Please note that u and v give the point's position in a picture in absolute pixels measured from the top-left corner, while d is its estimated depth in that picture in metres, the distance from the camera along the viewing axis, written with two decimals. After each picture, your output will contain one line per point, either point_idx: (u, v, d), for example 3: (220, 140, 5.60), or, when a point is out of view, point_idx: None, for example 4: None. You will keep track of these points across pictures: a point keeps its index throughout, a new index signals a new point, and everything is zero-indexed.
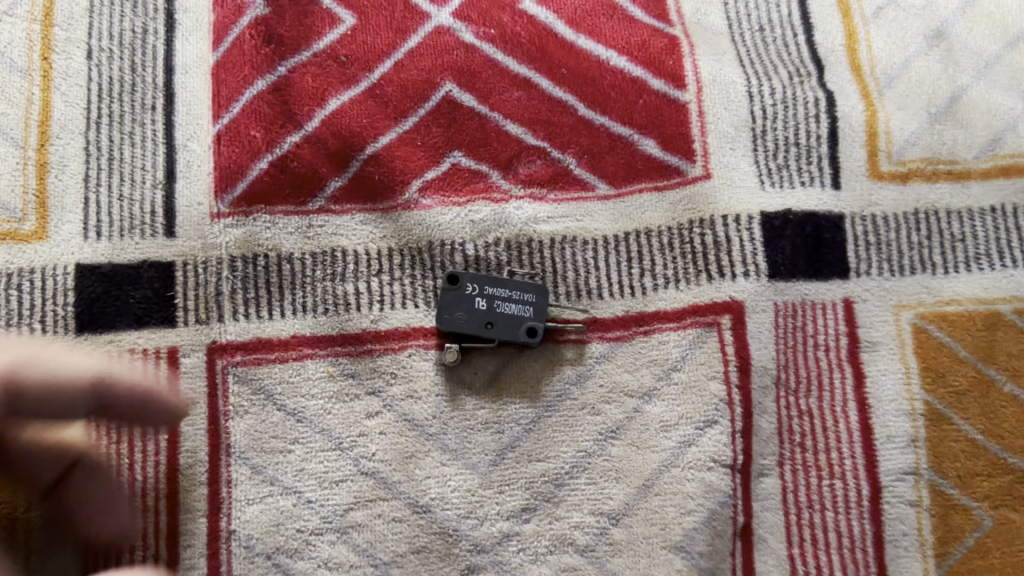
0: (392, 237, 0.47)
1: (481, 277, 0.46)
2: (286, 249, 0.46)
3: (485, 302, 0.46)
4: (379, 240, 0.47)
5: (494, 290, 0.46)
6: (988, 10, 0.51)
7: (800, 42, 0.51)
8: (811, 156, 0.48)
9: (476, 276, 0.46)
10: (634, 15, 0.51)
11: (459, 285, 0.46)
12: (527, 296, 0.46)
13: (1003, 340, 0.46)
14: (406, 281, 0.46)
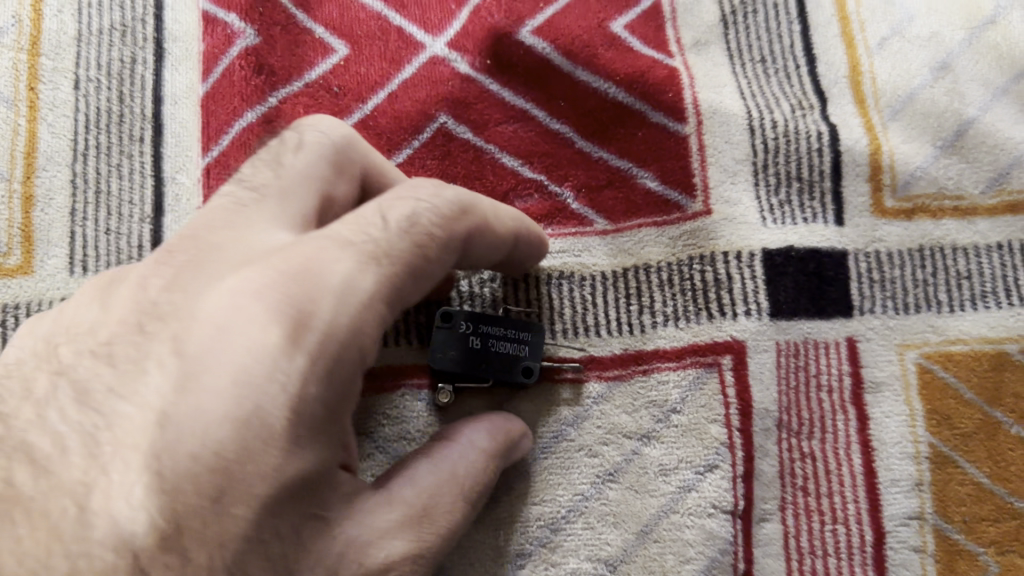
0: None
1: (475, 315, 0.44)
2: None
3: (479, 341, 0.44)
4: None
5: (488, 328, 0.44)
6: (995, 40, 0.50)
7: (803, 74, 0.50)
8: (814, 191, 0.47)
9: (470, 313, 0.44)
10: (633, 46, 0.50)
11: (453, 322, 0.44)
12: (522, 335, 0.44)
13: (1010, 381, 0.45)
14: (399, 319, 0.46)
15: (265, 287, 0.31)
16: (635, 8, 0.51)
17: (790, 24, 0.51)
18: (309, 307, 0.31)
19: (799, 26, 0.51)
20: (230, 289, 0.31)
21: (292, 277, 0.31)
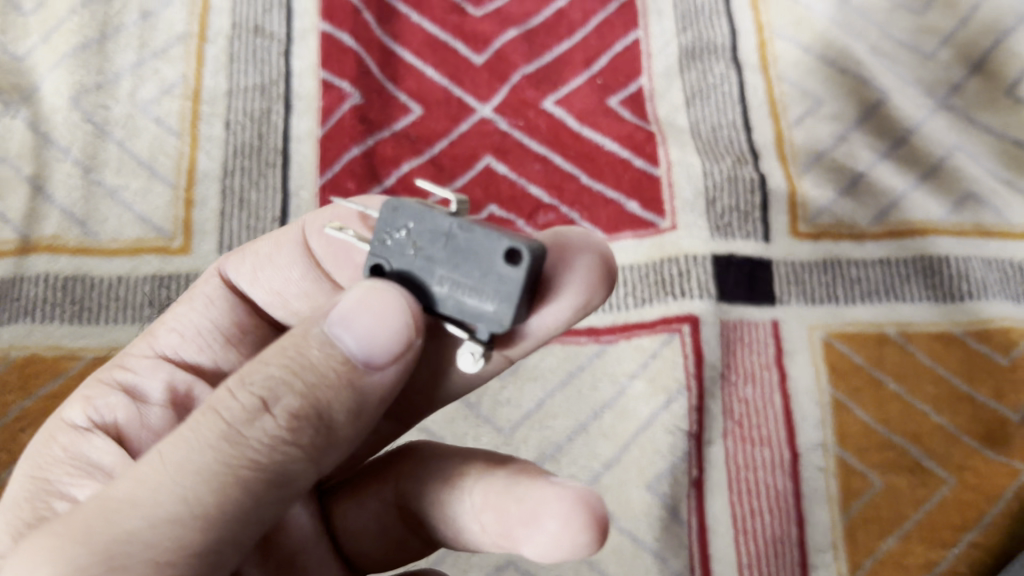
0: None
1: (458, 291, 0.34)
2: None
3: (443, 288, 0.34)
4: None
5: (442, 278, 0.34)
6: (879, 120, 0.71)
7: (743, 139, 0.70)
8: (749, 218, 0.67)
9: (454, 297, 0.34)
10: (624, 116, 0.70)
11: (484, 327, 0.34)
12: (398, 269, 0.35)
13: (888, 353, 0.63)
14: None
15: (50, 434, 0.45)
16: (626, 89, 0.71)
17: (735, 105, 0.71)
18: (78, 415, 0.46)
19: (741, 106, 0.71)
20: (33, 453, 0.45)
21: (66, 413, 0.46)
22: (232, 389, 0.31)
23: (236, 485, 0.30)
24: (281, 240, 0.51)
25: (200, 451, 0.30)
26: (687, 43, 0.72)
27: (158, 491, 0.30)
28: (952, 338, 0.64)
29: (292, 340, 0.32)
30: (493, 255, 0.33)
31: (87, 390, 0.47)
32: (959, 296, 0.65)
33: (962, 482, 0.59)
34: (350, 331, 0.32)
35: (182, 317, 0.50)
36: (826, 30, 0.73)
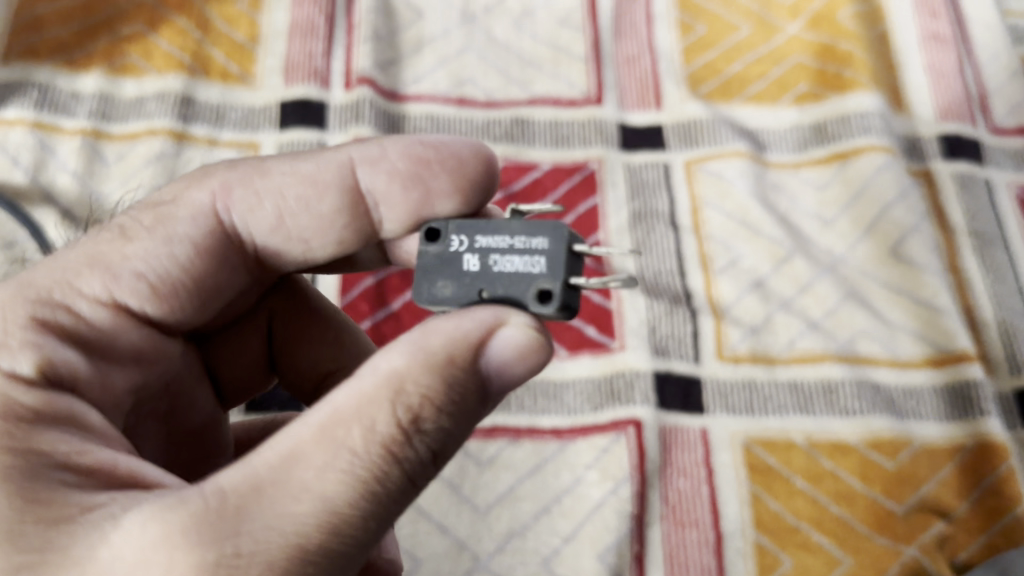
0: None
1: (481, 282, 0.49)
2: None
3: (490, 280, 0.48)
4: None
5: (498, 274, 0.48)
6: (790, 270, 0.86)
7: (680, 282, 0.86)
8: (684, 344, 0.83)
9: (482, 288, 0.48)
10: (584, 261, 0.87)
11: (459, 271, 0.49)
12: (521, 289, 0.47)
13: (796, 456, 0.77)
14: None
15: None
16: (587, 240, 0.88)
17: (672, 255, 0.88)
18: (27, 365, 0.47)
19: (677, 256, 0.88)
20: None
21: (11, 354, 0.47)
22: (405, 424, 0.42)
23: (396, 498, 0.43)
24: (322, 177, 0.57)
25: (380, 502, 0.42)
26: (635, 208, 0.91)
27: (342, 529, 0.41)
28: (848, 446, 0.78)
29: (453, 379, 0.43)
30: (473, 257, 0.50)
31: (32, 334, 0.48)
32: (853, 412, 0.79)
33: (856, 562, 0.72)
34: (501, 380, 0.45)
35: (150, 258, 0.53)
36: (745, 201, 0.90)
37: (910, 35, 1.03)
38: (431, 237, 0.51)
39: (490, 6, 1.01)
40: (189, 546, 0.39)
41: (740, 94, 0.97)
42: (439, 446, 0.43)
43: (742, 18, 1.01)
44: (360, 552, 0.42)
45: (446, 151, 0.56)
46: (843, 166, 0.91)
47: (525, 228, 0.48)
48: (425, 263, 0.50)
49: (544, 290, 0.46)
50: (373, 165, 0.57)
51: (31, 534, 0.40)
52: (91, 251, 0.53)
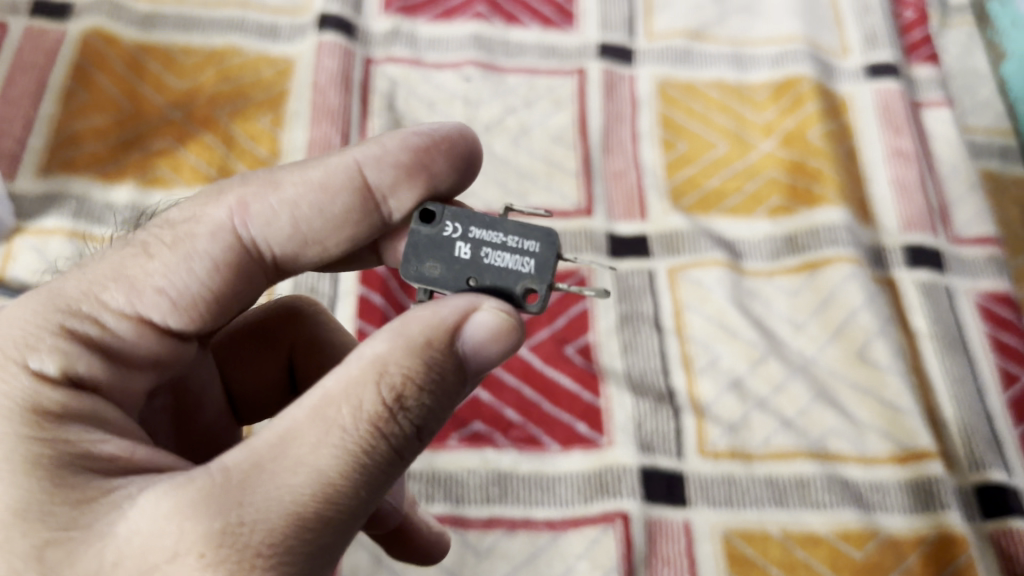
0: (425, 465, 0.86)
1: (463, 262, 0.57)
2: None
3: (472, 258, 0.57)
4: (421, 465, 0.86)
5: (481, 256, 0.57)
6: (766, 371, 0.93)
7: (663, 380, 0.93)
8: (668, 440, 0.89)
9: (464, 267, 0.57)
10: (576, 360, 0.94)
11: (444, 250, 0.57)
12: (503, 275, 0.56)
13: (772, 547, 0.83)
14: (427, 491, 0.85)
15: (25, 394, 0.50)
16: (579, 340, 0.95)
17: (658, 355, 0.95)
18: (53, 367, 0.51)
19: (662, 357, 0.95)
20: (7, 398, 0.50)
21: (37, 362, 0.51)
22: (391, 402, 0.48)
23: (384, 473, 0.49)
24: (332, 176, 0.60)
25: (370, 473, 0.47)
26: (623, 310, 0.98)
27: (338, 500, 0.46)
28: (819, 538, 0.84)
29: (433, 360, 0.50)
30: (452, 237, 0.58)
31: (59, 344, 0.52)
32: (823, 505, 0.85)
33: None
34: (475, 360, 0.52)
35: (171, 273, 0.56)
36: (723, 306, 0.97)
37: (876, 152, 1.12)
38: (424, 218, 0.59)
39: (490, 124, 1.10)
40: (198, 517, 0.44)
41: (718, 207, 1.05)
42: (423, 422, 0.50)
43: (719, 135, 1.11)
44: (353, 520, 0.47)
45: (444, 138, 0.62)
46: (813, 274, 0.99)
47: (519, 229, 0.57)
48: (418, 242, 0.58)
49: (529, 285, 0.56)
50: (381, 162, 0.60)
51: (58, 512, 0.46)
52: (116, 265, 0.55)
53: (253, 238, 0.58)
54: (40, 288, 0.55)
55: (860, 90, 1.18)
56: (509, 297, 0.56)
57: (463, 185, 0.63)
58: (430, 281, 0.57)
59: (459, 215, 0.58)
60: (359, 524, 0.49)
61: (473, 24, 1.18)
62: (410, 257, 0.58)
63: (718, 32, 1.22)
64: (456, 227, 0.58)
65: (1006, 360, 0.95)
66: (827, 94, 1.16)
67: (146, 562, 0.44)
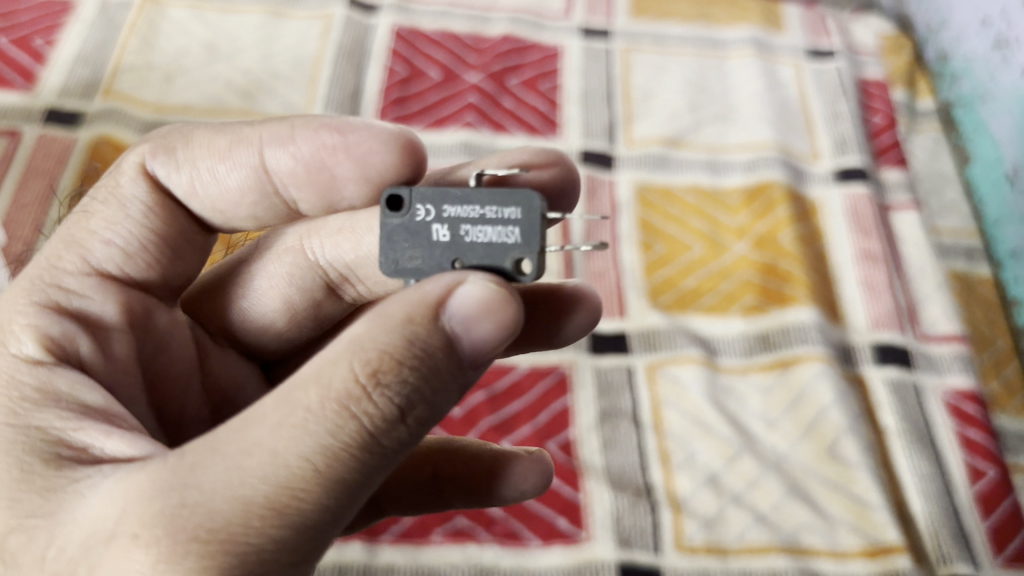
0: (409, 561, 0.88)
1: (445, 247, 0.58)
2: (369, 564, 0.87)
3: (451, 242, 0.58)
4: (404, 562, 0.88)
5: (460, 238, 0.58)
6: (740, 466, 0.96)
7: (641, 475, 0.96)
8: (646, 535, 0.92)
9: (447, 251, 0.58)
10: (557, 455, 0.97)
11: (421, 237, 0.58)
12: (485, 254, 0.57)
13: None
14: None
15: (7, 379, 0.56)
16: (561, 436, 0.98)
17: (637, 451, 0.98)
18: (30, 348, 0.57)
19: (640, 453, 0.98)
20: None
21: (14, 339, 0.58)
22: (363, 380, 0.46)
23: (358, 455, 0.46)
24: (236, 155, 0.67)
25: (338, 455, 0.46)
26: (603, 406, 1.01)
27: (298, 483, 0.45)
28: None
29: (415, 335, 0.48)
30: (427, 224, 0.58)
31: (30, 320, 0.59)
32: None
33: None
34: (469, 338, 0.50)
35: (113, 226, 0.65)
36: (699, 403, 1.01)
37: (846, 253, 1.17)
38: (395, 205, 0.59)
39: None
40: (146, 499, 0.45)
41: (694, 306, 1.10)
42: (408, 402, 0.48)
43: (695, 237, 1.17)
44: (321, 507, 0.45)
45: (354, 140, 0.67)
46: (785, 372, 1.03)
47: (498, 198, 0.57)
48: (393, 231, 0.58)
49: (518, 256, 0.57)
50: (281, 146, 0.67)
51: (25, 500, 0.50)
52: (66, 237, 0.65)
53: (155, 176, 0.67)
54: (23, 274, 0.63)
55: (830, 194, 1.24)
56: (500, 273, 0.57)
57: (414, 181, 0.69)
58: (414, 272, 0.58)
59: (431, 199, 0.58)
60: (335, 509, 0.46)
61: (463, 133, 1.26)
62: (388, 250, 0.58)
63: (694, 139, 1.29)
64: (431, 209, 0.58)
65: (973, 455, 0.99)
66: (798, 198, 1.22)
67: (93, 536, 0.46)
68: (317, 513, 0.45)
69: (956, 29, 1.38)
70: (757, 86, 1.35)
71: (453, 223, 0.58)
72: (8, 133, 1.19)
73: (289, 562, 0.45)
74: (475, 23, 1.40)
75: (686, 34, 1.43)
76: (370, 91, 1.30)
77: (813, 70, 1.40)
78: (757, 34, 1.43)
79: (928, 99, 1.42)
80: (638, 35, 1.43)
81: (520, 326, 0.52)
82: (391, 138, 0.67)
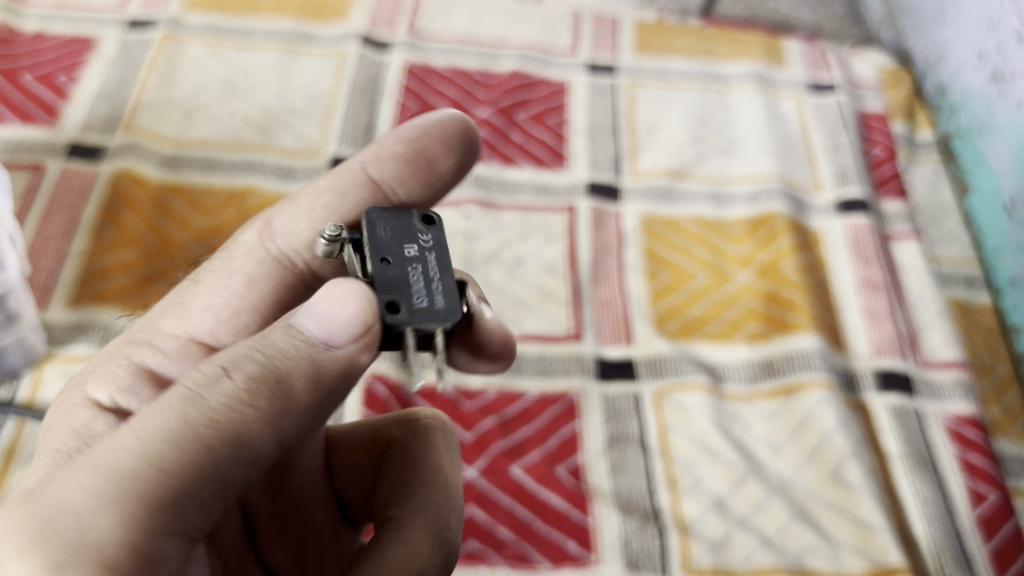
0: None
1: (385, 264, 0.61)
2: None
3: (395, 264, 0.61)
4: None
5: (399, 269, 0.61)
6: (747, 490, 0.98)
7: (649, 498, 0.98)
8: (655, 557, 0.94)
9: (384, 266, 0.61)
10: (566, 479, 0.99)
11: (399, 243, 0.63)
12: (397, 288, 0.59)
13: None
14: None
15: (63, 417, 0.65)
16: (570, 461, 1.00)
17: (645, 475, 1.00)
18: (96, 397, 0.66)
19: (648, 477, 1.00)
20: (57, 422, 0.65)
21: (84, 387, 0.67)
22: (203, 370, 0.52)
23: (192, 419, 0.50)
24: (343, 186, 0.76)
25: (166, 419, 0.49)
26: (611, 431, 1.03)
27: (130, 444, 0.49)
28: None
29: (258, 337, 0.54)
30: (415, 241, 0.63)
31: (109, 371, 0.68)
32: None
33: None
34: (311, 320, 0.53)
35: (213, 295, 0.73)
36: (705, 428, 1.03)
37: (848, 282, 1.20)
38: (427, 222, 0.66)
39: (488, 256, 1.18)
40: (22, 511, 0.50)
41: (698, 334, 1.13)
42: (259, 407, 0.51)
43: (699, 266, 1.20)
44: (149, 461, 0.48)
45: (431, 130, 0.80)
46: (789, 398, 1.06)
47: (450, 293, 0.60)
48: (407, 220, 0.65)
49: (394, 304, 0.58)
50: (377, 160, 0.77)
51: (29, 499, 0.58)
52: (177, 298, 0.74)
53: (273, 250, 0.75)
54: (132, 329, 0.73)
55: (831, 224, 1.27)
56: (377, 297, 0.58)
57: (472, 159, 0.81)
58: (373, 237, 0.63)
59: (429, 243, 0.64)
60: (167, 474, 0.48)
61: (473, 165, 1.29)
62: (388, 214, 0.65)
63: (698, 171, 1.33)
64: (433, 242, 0.64)
65: (974, 479, 1.01)
66: (800, 228, 1.25)
67: None
68: (148, 467, 0.48)
69: (953, 64, 1.42)
70: (759, 119, 1.39)
71: (409, 261, 0.62)
72: (32, 167, 1.23)
73: (119, 519, 0.46)
74: (484, 60, 1.45)
75: (689, 69, 1.47)
76: (382, 126, 1.34)
77: (814, 104, 1.44)
78: (758, 69, 1.47)
79: (927, 130, 1.45)
80: (642, 70, 1.47)
81: (375, 320, 0.54)
82: (458, 122, 0.81)
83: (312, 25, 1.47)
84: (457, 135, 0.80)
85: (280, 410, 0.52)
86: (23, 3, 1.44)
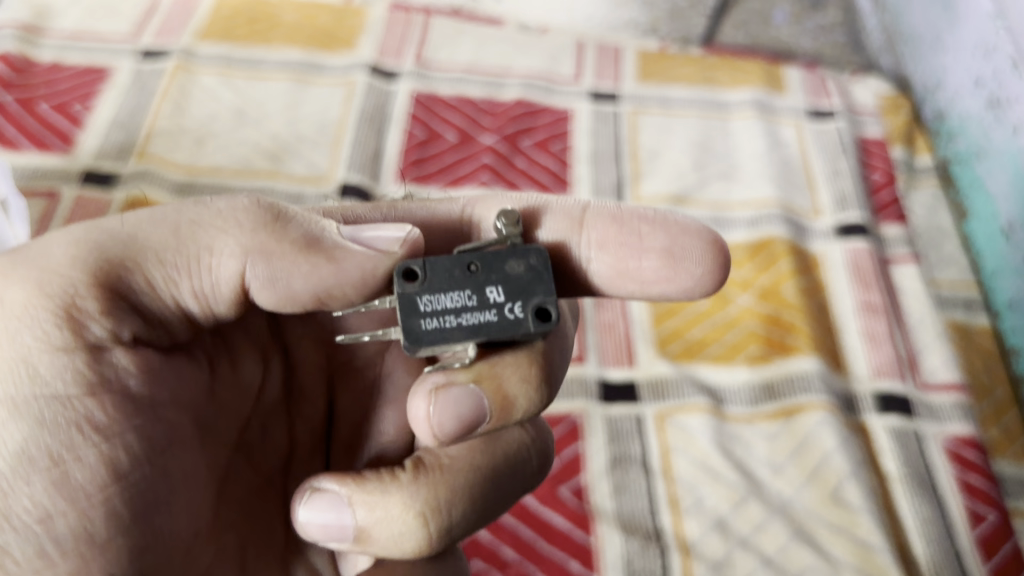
0: None
1: (464, 280, 0.62)
2: None
3: (461, 286, 0.62)
4: None
5: (456, 290, 0.62)
6: (748, 510, 1.00)
7: (651, 518, 1.00)
8: None
9: (460, 277, 0.62)
10: (569, 500, 1.00)
11: (496, 286, 0.62)
12: (426, 292, 0.61)
13: None
14: None
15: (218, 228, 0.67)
16: (573, 481, 1.02)
17: (647, 495, 1.01)
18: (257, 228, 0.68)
19: (650, 497, 1.01)
20: None
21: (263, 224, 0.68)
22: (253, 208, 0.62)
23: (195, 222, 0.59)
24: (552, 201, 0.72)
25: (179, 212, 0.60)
26: (613, 453, 1.05)
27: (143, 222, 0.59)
28: None
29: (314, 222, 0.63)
30: (507, 301, 0.62)
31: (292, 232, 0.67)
32: None
33: None
34: (361, 240, 0.62)
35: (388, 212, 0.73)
36: (706, 449, 1.05)
37: (848, 305, 1.22)
38: (543, 317, 0.62)
39: None
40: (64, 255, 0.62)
41: (700, 356, 1.14)
42: (244, 233, 0.59)
43: None
44: (138, 233, 0.58)
45: (676, 232, 0.68)
46: (789, 420, 1.07)
47: (443, 334, 0.60)
48: (535, 293, 0.63)
49: (415, 281, 0.62)
50: (599, 217, 0.70)
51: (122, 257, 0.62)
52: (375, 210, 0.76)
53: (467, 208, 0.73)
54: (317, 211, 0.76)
55: (831, 249, 1.29)
56: (409, 266, 0.62)
57: (705, 289, 0.69)
58: (514, 258, 0.63)
59: (500, 315, 0.62)
60: (145, 246, 0.58)
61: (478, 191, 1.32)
62: (540, 271, 0.63)
63: (699, 196, 1.35)
64: (512, 319, 0.62)
65: (974, 500, 1.03)
66: (800, 252, 1.27)
67: None
68: (131, 235, 0.58)
69: (951, 90, 1.44)
70: (759, 146, 1.41)
71: (466, 298, 0.62)
72: (47, 194, 1.26)
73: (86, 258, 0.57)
74: (490, 88, 1.48)
75: (691, 97, 1.50)
76: (390, 153, 1.37)
77: (814, 130, 1.46)
78: (759, 96, 1.50)
79: (927, 156, 1.47)
80: (645, 98, 1.50)
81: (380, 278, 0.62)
82: (710, 243, 0.68)
83: (322, 55, 1.50)
84: (689, 252, 0.68)
85: (259, 241, 0.59)
86: (39, 34, 1.48)
